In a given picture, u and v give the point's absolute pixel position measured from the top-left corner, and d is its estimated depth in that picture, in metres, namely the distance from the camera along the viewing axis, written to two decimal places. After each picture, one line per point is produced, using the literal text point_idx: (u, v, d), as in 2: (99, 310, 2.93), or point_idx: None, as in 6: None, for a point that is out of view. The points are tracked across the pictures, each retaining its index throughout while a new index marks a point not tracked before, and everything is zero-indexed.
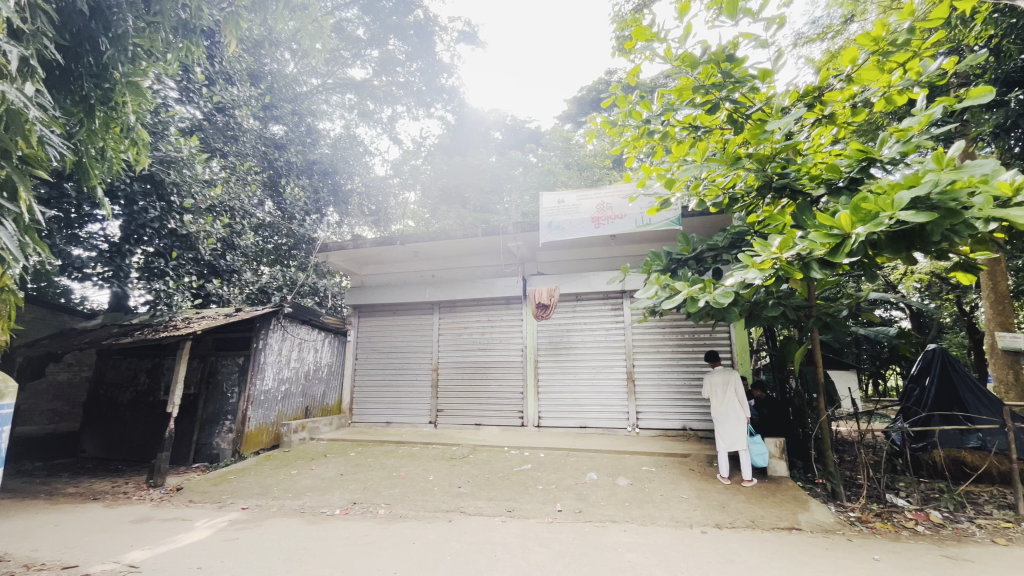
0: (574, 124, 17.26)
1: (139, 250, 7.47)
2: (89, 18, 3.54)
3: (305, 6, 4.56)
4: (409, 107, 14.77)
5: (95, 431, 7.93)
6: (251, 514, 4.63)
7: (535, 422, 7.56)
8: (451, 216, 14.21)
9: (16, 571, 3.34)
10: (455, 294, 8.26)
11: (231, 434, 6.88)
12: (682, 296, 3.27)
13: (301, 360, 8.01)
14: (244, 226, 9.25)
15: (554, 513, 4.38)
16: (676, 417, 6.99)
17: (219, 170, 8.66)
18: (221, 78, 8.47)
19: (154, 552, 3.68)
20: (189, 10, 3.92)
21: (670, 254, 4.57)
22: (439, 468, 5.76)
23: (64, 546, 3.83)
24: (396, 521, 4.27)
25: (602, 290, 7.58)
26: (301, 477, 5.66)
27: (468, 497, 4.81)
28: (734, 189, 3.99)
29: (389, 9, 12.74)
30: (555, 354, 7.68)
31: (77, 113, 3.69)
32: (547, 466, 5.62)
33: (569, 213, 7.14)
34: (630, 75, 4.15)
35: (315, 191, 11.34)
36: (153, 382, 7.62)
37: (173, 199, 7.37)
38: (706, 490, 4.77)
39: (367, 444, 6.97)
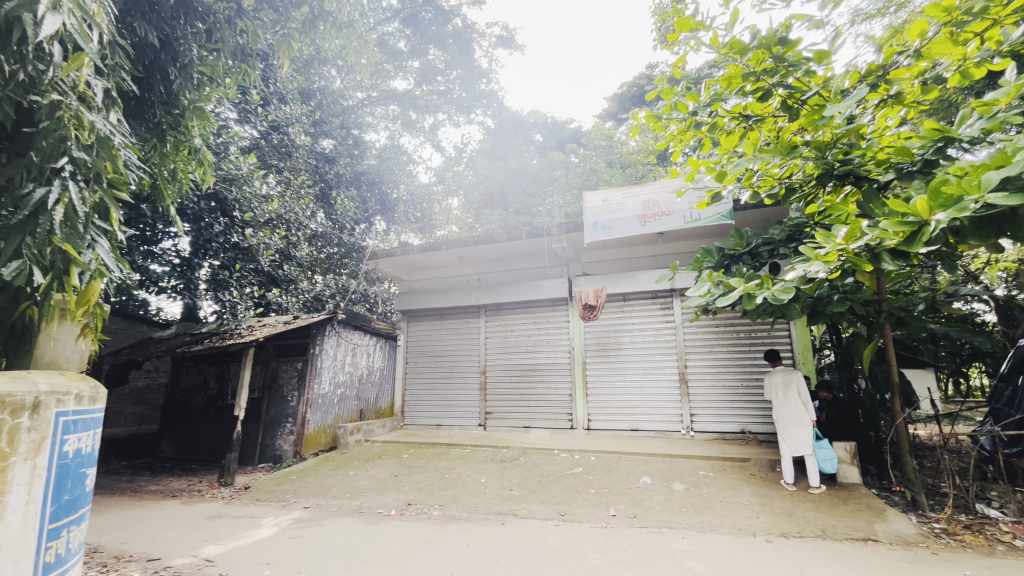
0: (615, 121, 16.93)
1: (206, 262, 8.27)
2: (159, 50, 3.85)
3: (351, 23, 4.75)
4: (450, 114, 15.05)
5: (172, 433, 8.54)
6: (313, 513, 4.83)
7: (585, 426, 7.47)
8: (495, 220, 14.38)
9: (109, 561, 3.65)
10: (500, 297, 8.32)
11: (292, 436, 7.20)
12: (737, 293, 3.11)
13: (355, 365, 8.30)
14: (300, 238, 9.49)
15: (608, 518, 4.30)
16: (733, 420, 6.72)
17: (275, 185, 9.16)
18: (275, 98, 9.17)
19: (226, 547, 3.91)
20: (244, 36, 4.18)
21: (722, 250, 4.39)
22: (491, 470, 5.81)
23: (148, 540, 4.15)
24: (450, 522, 4.34)
25: (650, 290, 7.40)
26: (358, 478, 5.86)
27: (520, 500, 4.81)
28: (792, 178, 3.76)
29: (428, 20, 13.04)
30: (603, 356, 7.56)
31: (151, 139, 3.99)
32: (598, 470, 5.54)
33: (614, 212, 7.04)
34: (674, 66, 4.02)
35: (363, 201, 11.73)
36: (222, 387, 8.12)
37: (235, 214, 8.01)
38: (769, 496, 4.54)
39: (420, 446, 7.12)
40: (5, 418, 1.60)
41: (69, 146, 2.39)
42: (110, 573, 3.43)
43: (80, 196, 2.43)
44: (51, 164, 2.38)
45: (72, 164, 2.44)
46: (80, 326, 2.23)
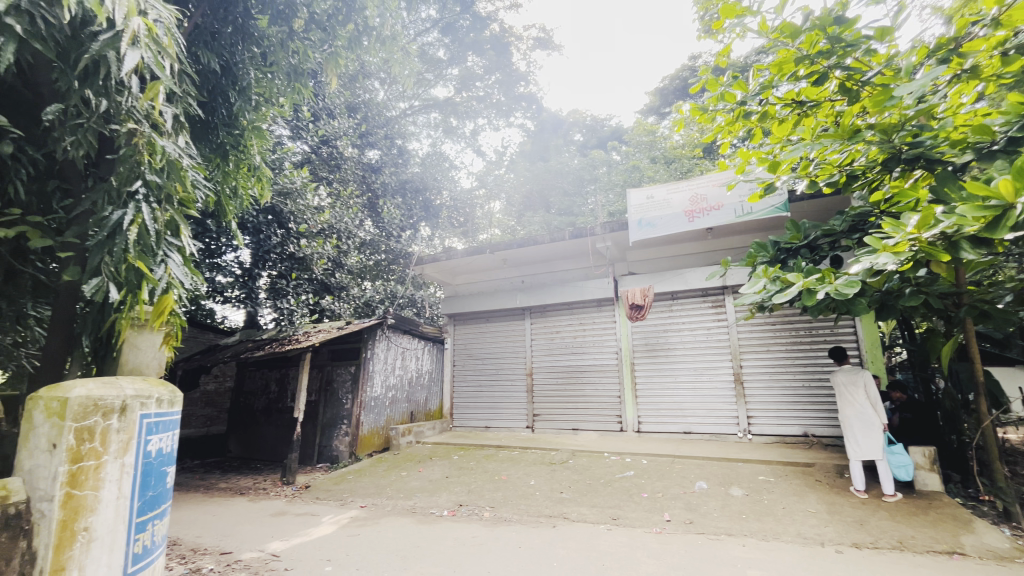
0: (658, 116, 16.57)
1: (265, 272, 8.82)
2: (221, 75, 4.10)
3: (393, 36, 4.91)
4: (489, 119, 15.21)
5: (238, 434, 9.07)
6: (369, 512, 5.00)
7: (634, 427, 7.32)
8: (537, 222, 14.41)
9: (187, 553, 3.92)
10: (545, 299, 8.30)
11: (347, 437, 7.48)
12: (796, 288, 2.90)
13: (405, 369, 8.53)
14: (350, 247, 9.74)
15: (663, 523, 4.18)
16: (794, 422, 6.39)
17: (326, 197, 9.57)
18: (324, 113, 9.60)
19: (290, 543, 4.10)
20: (296, 56, 4.39)
21: (777, 243, 4.17)
22: (540, 472, 5.80)
23: (220, 535, 4.42)
24: (501, 524, 4.36)
25: (700, 288, 7.16)
26: (411, 479, 6.01)
27: (571, 503, 4.77)
28: (854, 165, 3.52)
29: (466, 27, 13.20)
30: (652, 356, 7.38)
31: (216, 159, 4.27)
32: (651, 474, 5.40)
33: (660, 209, 6.87)
34: (720, 55, 3.87)
35: (409, 208, 12.07)
36: (282, 390, 8.56)
37: (290, 225, 8.48)
38: (837, 504, 4.27)
39: (469, 448, 7.21)
40: (98, 420, 1.79)
41: (142, 170, 2.60)
42: (188, 564, 3.67)
43: (153, 216, 2.63)
44: (127, 188, 2.59)
45: (145, 186, 2.65)
46: (161, 335, 2.44)
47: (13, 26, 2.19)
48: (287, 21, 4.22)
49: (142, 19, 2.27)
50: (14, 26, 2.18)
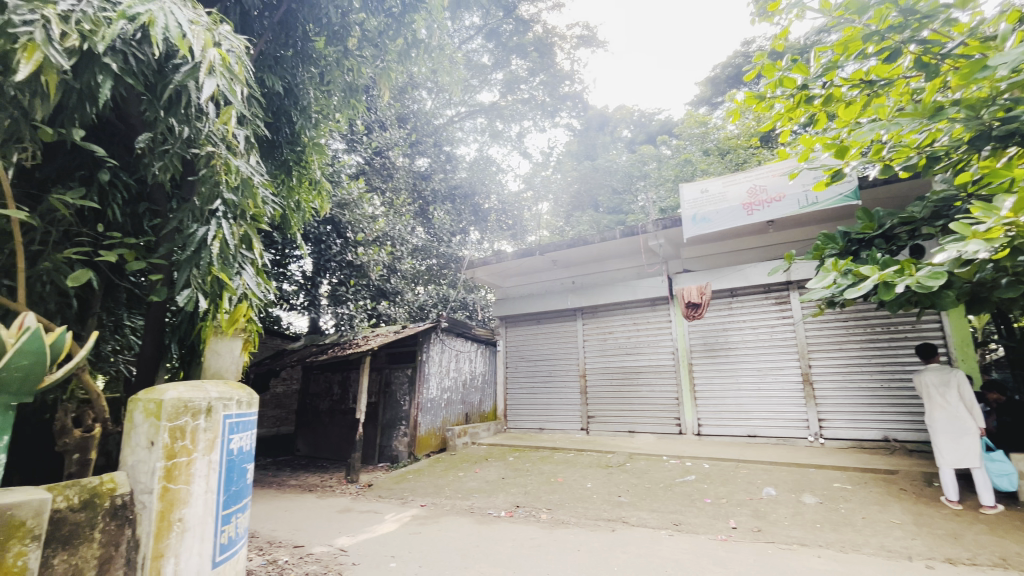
0: (709, 106, 15.95)
1: (325, 280, 9.31)
2: (283, 97, 4.34)
3: (441, 47, 5.04)
4: (535, 121, 15.24)
5: (306, 434, 9.57)
6: (429, 511, 5.13)
7: (694, 430, 7.06)
8: (586, 222, 14.22)
9: (264, 545, 4.18)
10: (596, 299, 8.19)
11: (405, 437, 7.72)
12: (870, 282, 2.68)
13: (459, 370, 8.72)
14: (404, 252, 10.00)
15: (728, 530, 4.01)
16: (872, 425, 5.94)
17: (380, 207, 9.92)
18: (377, 126, 9.96)
19: (356, 539, 4.28)
20: (351, 73, 4.60)
21: (847, 234, 3.88)
22: (597, 475, 5.72)
23: (292, 529, 4.69)
24: (559, 527, 4.34)
25: (761, 284, 6.81)
26: (468, 479, 6.11)
27: (630, 507, 4.67)
28: (935, 145, 3.21)
29: (510, 31, 13.35)
30: (711, 356, 7.10)
31: (280, 175, 4.53)
32: (713, 479, 5.19)
33: (715, 203, 6.63)
34: (776, 39, 3.68)
35: (459, 213, 12.33)
36: (344, 393, 8.97)
37: (348, 234, 8.90)
38: (926, 515, 3.92)
39: (524, 449, 7.23)
40: (188, 420, 1.95)
41: (221, 189, 2.81)
42: (266, 555, 3.91)
43: (231, 231, 2.84)
44: (209, 207, 2.80)
45: (223, 204, 2.87)
46: (240, 341, 2.79)
47: (109, 65, 2.43)
48: (342, 40, 4.37)
49: (217, 50, 2.43)
50: (111, 64, 2.41)
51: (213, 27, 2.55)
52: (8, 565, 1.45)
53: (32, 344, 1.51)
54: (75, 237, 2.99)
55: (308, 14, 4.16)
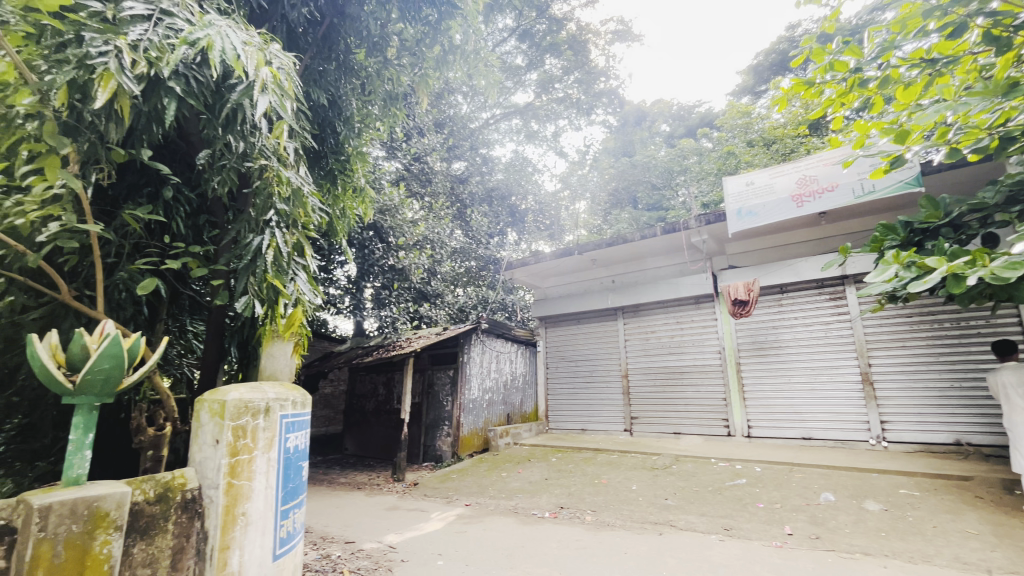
0: (753, 96, 15.34)
1: (369, 283, 9.57)
2: (328, 109, 4.48)
3: (477, 52, 5.10)
4: (570, 119, 15.15)
5: (354, 434, 9.89)
6: (474, 510, 5.18)
7: (744, 432, 6.80)
8: (625, 219, 13.93)
9: (318, 540, 4.34)
10: (637, 298, 8.04)
11: (449, 437, 7.84)
12: (938, 273, 2.46)
13: (500, 371, 8.83)
14: (444, 255, 10.27)
15: (784, 537, 3.84)
16: (942, 428, 5.54)
17: (419, 211, 10.10)
18: (415, 132, 10.16)
19: (404, 536, 4.38)
20: (391, 82, 4.75)
21: (909, 223, 3.60)
22: (642, 477, 5.61)
23: (343, 525, 4.85)
24: (604, 529, 4.29)
25: (814, 279, 6.50)
26: (511, 479, 6.13)
27: (677, 511, 4.56)
28: (1011, 126, 2.96)
29: (543, 31, 13.32)
30: (760, 355, 6.83)
31: (326, 184, 4.68)
32: (766, 482, 4.98)
33: (761, 195, 6.40)
34: (826, 21, 3.49)
35: (495, 215, 12.45)
36: (389, 393, 9.22)
37: (390, 240, 9.06)
38: (1008, 525, 3.61)
39: (566, 450, 7.18)
40: (248, 419, 2.06)
41: (274, 201, 2.94)
42: (320, 550, 4.06)
43: (284, 240, 2.96)
44: (263, 217, 2.93)
45: (277, 214, 3.00)
46: (292, 343, 2.86)
47: (173, 88, 2.60)
48: (381, 51, 4.51)
49: (269, 68, 2.55)
50: (175, 88, 2.58)
51: (265, 47, 2.67)
52: (95, 553, 1.58)
53: (111, 348, 1.60)
54: (145, 250, 3.22)
55: (349, 28, 4.32)
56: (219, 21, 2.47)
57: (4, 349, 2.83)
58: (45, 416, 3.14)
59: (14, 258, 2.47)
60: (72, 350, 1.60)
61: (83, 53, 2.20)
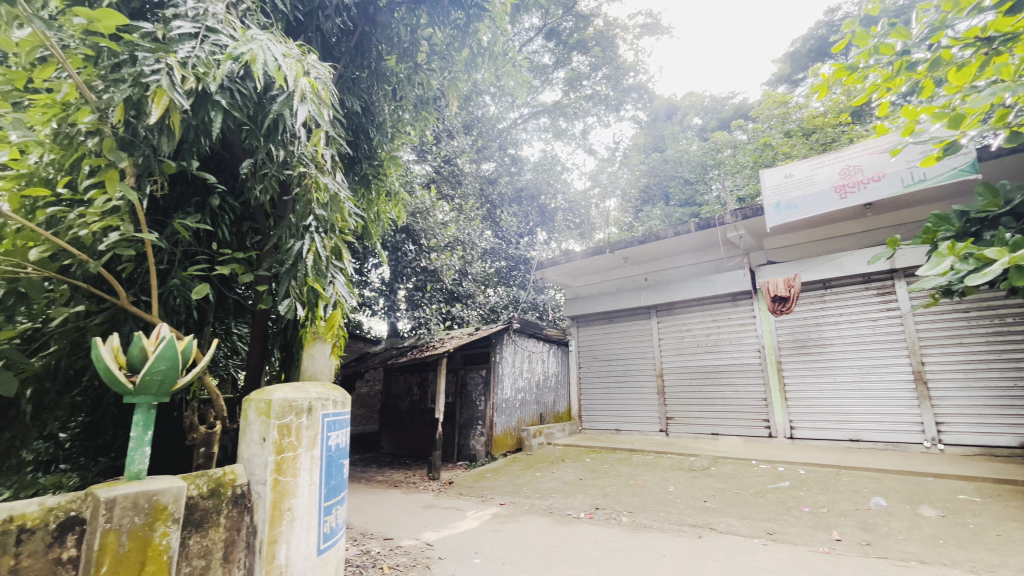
0: (790, 84, 14.74)
1: (402, 285, 9.76)
2: (362, 116, 4.57)
3: (504, 53, 5.10)
4: (599, 116, 14.99)
5: (390, 433, 10.08)
6: (509, 510, 5.20)
7: (786, 433, 6.57)
8: (656, 216, 13.67)
9: (358, 536, 4.45)
10: (671, 296, 7.89)
11: (482, 437, 7.89)
12: (998, 265, 2.25)
13: (532, 371, 8.84)
14: (474, 256, 10.44)
15: (831, 543, 3.68)
16: (1005, 430, 5.20)
17: (450, 212, 10.21)
18: (445, 135, 10.24)
19: (441, 534, 4.44)
20: (422, 87, 4.82)
21: (968, 213, 3.39)
22: (679, 479, 5.49)
23: (381, 522, 4.96)
24: (641, 531, 4.23)
25: (861, 274, 6.22)
26: (545, 479, 6.12)
27: (717, 513, 4.45)
28: None
29: (570, 29, 13.07)
30: (803, 354, 6.58)
31: (361, 189, 4.79)
32: (811, 486, 4.79)
33: (802, 187, 6.17)
34: (869, 2, 3.32)
35: (524, 215, 12.47)
36: (423, 393, 9.38)
37: (422, 242, 9.19)
38: None
39: (600, 451, 7.11)
40: (292, 418, 2.14)
41: (313, 207, 3.02)
42: (360, 545, 4.17)
43: (323, 244, 3.04)
44: (303, 223, 3.01)
45: (316, 220, 3.08)
46: (331, 343, 3.02)
47: (219, 102, 2.72)
48: (412, 57, 4.58)
49: (307, 79, 2.62)
50: (220, 101, 2.70)
51: (303, 58, 2.75)
52: (155, 543, 1.67)
53: (167, 351, 1.69)
54: (195, 256, 3.38)
55: (381, 35, 4.39)
56: (260, 35, 2.55)
57: (71, 351, 3.03)
58: (106, 415, 3.34)
59: (78, 266, 2.63)
60: (132, 352, 1.69)
61: (138, 72, 2.33)
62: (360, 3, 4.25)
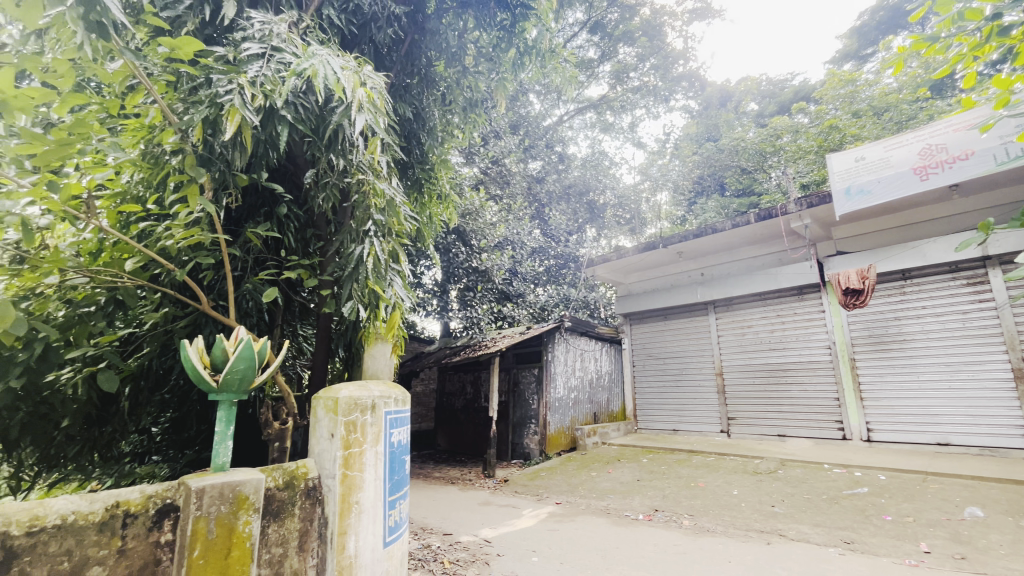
0: (858, 61, 13.73)
1: (454, 286, 10.01)
2: (414, 121, 4.67)
3: (552, 50, 5.08)
4: (648, 107, 14.58)
5: (445, 430, 10.32)
6: (565, 509, 5.19)
7: (862, 436, 6.12)
8: (711, 208, 13.13)
9: (419, 530, 4.59)
10: (730, 291, 7.56)
11: (536, 435, 7.91)
12: None
13: (585, 370, 8.76)
14: (523, 255, 10.64)
15: (919, 555, 3.39)
16: None
17: (499, 212, 10.31)
18: (492, 136, 10.29)
19: (498, 532, 4.49)
20: (470, 90, 4.89)
21: None
22: (744, 482, 5.26)
23: (440, 518, 5.08)
24: (704, 535, 4.08)
25: (947, 262, 5.68)
26: (602, 479, 6.04)
27: (787, 520, 4.21)
28: None
29: (615, 20, 13.06)
30: (880, 350, 6.10)
31: (414, 193, 4.92)
32: (894, 493, 4.44)
33: (876, 170, 5.72)
34: None
35: (573, 212, 12.42)
36: (477, 392, 9.54)
37: (472, 243, 9.38)
38: None
39: (658, 451, 6.93)
40: (358, 415, 2.24)
41: (372, 212, 3.11)
42: (421, 539, 4.30)
43: (381, 248, 3.13)
44: (363, 228, 3.10)
45: (374, 225, 3.15)
46: (390, 345, 3.11)
47: (285, 117, 2.87)
48: (460, 60, 4.66)
49: (364, 89, 2.72)
50: (287, 116, 2.85)
51: (360, 69, 2.84)
52: (239, 531, 1.80)
53: (246, 351, 1.82)
54: (264, 263, 3.61)
55: (430, 42, 4.49)
56: (320, 50, 2.66)
57: (161, 352, 3.33)
58: (190, 411, 3.63)
59: (166, 275, 2.89)
60: (215, 353, 1.83)
61: (213, 93, 2.51)
62: (410, 13, 4.37)
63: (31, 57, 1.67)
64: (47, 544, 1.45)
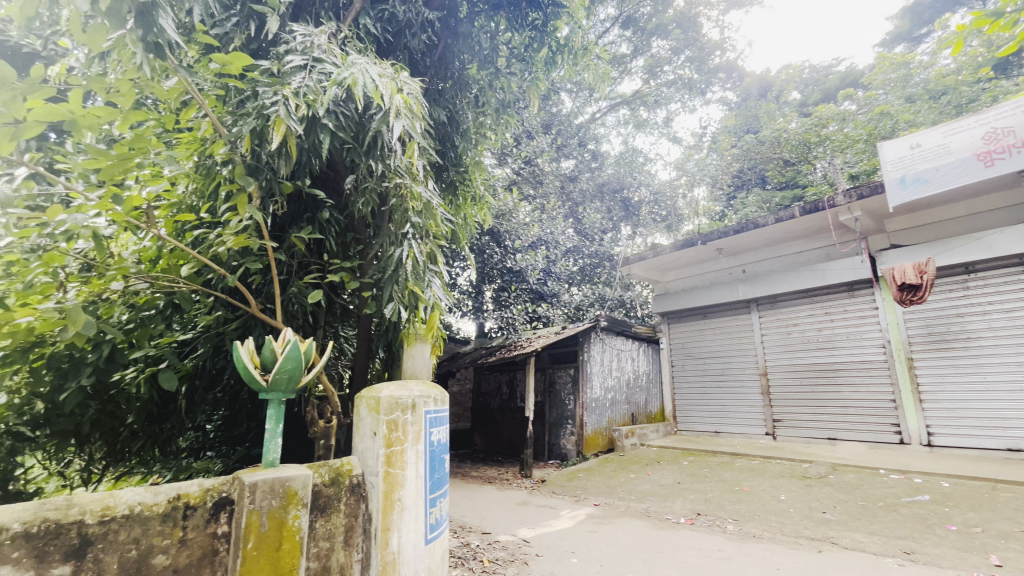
0: (910, 42, 12.96)
1: (489, 287, 10.17)
2: (448, 124, 4.70)
3: (583, 46, 5.02)
4: (683, 101, 14.16)
5: (481, 430, 10.40)
6: (604, 511, 5.13)
7: (922, 440, 5.77)
8: (751, 202, 12.67)
9: (458, 529, 4.64)
10: (774, 288, 7.28)
11: (573, 436, 7.87)
12: None
13: (621, 370, 8.63)
14: (558, 254, 10.58)
15: (988, 568, 3.17)
16: None
17: (532, 212, 10.38)
18: (524, 137, 10.20)
19: (537, 532, 4.49)
20: (503, 90, 4.87)
21: None
22: (791, 487, 5.05)
23: (479, 516, 5.13)
24: (749, 541, 3.95)
25: (1016, 254, 5.28)
26: (641, 481, 5.93)
27: (839, 527, 4.02)
28: None
29: (649, 13, 12.85)
30: (940, 349, 5.74)
31: (449, 196, 4.98)
32: (959, 502, 4.16)
33: (934, 158, 5.38)
34: None
35: (607, 210, 12.29)
36: (513, 392, 9.57)
37: (506, 243, 9.57)
38: None
39: (699, 454, 6.76)
40: (399, 414, 2.29)
41: (409, 215, 3.18)
42: (461, 538, 4.35)
43: (419, 250, 3.19)
44: (401, 230, 3.18)
45: (412, 227, 3.22)
46: (429, 345, 3.17)
47: (327, 125, 2.97)
48: (492, 62, 4.68)
49: (401, 95, 2.78)
50: (328, 124, 2.95)
51: (396, 76, 2.91)
52: (289, 525, 1.87)
53: (292, 351, 1.89)
54: (308, 267, 3.75)
55: (463, 45, 4.53)
56: (359, 59, 2.73)
57: (214, 353, 3.50)
58: (241, 409, 3.81)
59: (218, 280, 3.04)
60: (265, 354, 1.92)
61: (260, 105, 2.62)
62: (443, 18, 4.44)
63: (97, 78, 1.81)
64: (117, 532, 1.55)
